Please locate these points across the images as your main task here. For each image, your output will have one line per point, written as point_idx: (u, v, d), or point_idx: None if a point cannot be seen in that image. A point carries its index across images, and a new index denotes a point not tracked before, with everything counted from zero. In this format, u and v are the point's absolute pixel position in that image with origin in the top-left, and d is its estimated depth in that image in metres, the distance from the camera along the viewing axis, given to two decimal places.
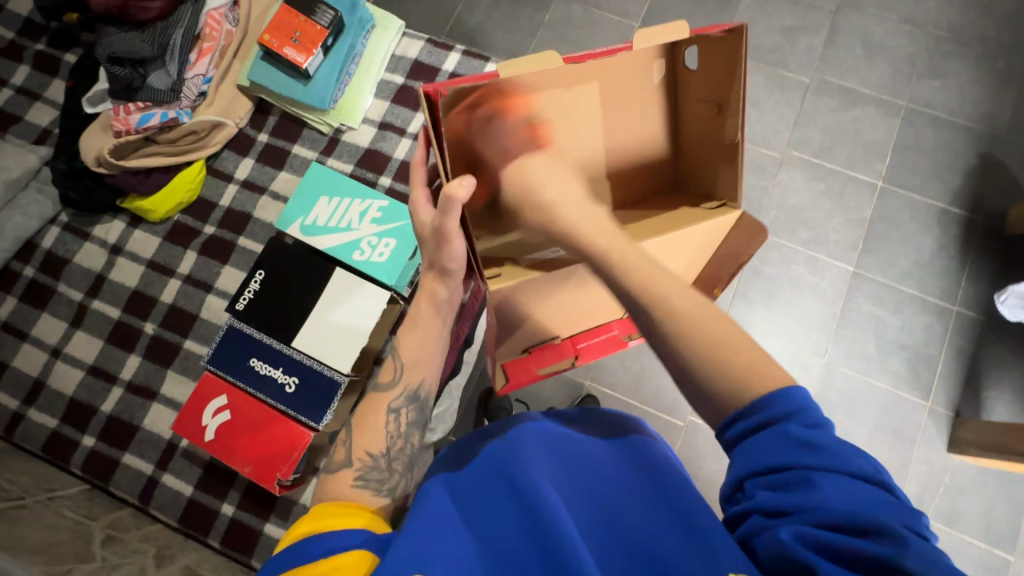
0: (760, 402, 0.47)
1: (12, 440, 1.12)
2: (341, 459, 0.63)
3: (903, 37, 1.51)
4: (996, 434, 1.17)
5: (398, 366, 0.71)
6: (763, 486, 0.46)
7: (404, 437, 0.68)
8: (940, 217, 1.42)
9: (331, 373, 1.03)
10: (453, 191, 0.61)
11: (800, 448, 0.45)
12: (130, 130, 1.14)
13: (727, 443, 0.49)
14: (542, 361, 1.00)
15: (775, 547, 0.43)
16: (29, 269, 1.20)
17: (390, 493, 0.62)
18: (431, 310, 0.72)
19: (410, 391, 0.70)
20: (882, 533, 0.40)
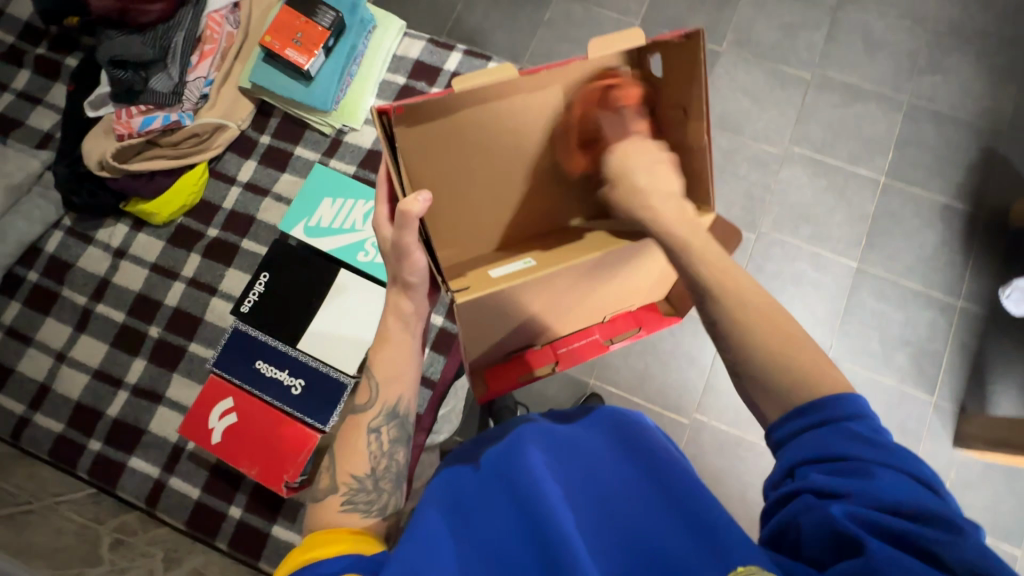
0: (819, 401, 0.48)
1: (18, 444, 1.12)
2: (327, 486, 0.63)
3: (903, 32, 1.51)
4: (1002, 428, 1.17)
5: (374, 384, 0.70)
6: (818, 470, 0.45)
7: (388, 455, 0.68)
8: (943, 211, 1.42)
9: (338, 374, 1.03)
10: (408, 207, 0.60)
11: (861, 442, 0.45)
12: (132, 134, 1.14)
13: (777, 443, 0.50)
14: (524, 367, 0.98)
15: (823, 526, 0.42)
16: (32, 273, 1.20)
17: (380, 513, 0.63)
18: (398, 326, 0.71)
19: (389, 409, 0.69)
20: (935, 520, 0.40)
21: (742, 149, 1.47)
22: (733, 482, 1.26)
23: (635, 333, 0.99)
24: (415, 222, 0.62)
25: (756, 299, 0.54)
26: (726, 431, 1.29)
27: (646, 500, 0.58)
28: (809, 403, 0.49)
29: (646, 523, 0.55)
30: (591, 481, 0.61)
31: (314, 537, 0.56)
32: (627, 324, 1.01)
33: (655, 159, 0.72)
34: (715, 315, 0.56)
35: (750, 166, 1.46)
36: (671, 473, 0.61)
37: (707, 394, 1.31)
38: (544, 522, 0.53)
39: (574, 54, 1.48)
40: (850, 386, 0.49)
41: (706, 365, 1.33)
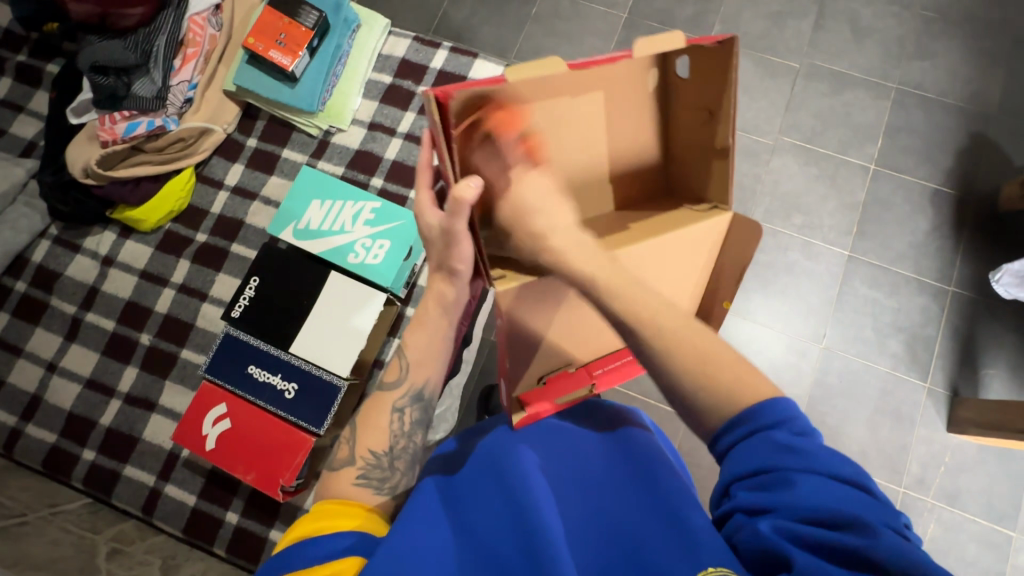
0: (748, 411, 0.46)
1: (11, 456, 1.11)
2: (344, 456, 0.63)
3: (891, 18, 1.51)
4: (996, 411, 1.18)
5: (403, 364, 0.70)
6: (746, 487, 0.45)
7: (407, 436, 0.67)
8: (933, 197, 1.42)
9: (331, 377, 1.02)
10: (460, 194, 0.57)
11: (785, 451, 0.43)
12: (117, 140, 1.12)
13: (717, 454, 0.48)
14: (556, 390, 0.77)
15: (756, 543, 0.42)
16: (20, 284, 1.19)
17: (391, 491, 0.63)
18: (437, 312, 0.69)
19: (415, 391, 0.69)
20: (856, 525, 0.40)
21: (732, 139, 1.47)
22: None
23: None
24: (467, 208, 0.59)
25: None
26: None
27: (631, 491, 0.58)
28: (739, 413, 0.47)
29: (633, 517, 0.55)
30: (584, 475, 0.62)
31: (313, 511, 0.56)
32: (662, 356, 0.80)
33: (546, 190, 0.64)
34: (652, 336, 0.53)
35: (740, 157, 1.45)
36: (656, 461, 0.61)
37: None
38: (531, 514, 0.54)
39: (562, 49, 1.48)
40: (779, 389, 0.48)
41: None
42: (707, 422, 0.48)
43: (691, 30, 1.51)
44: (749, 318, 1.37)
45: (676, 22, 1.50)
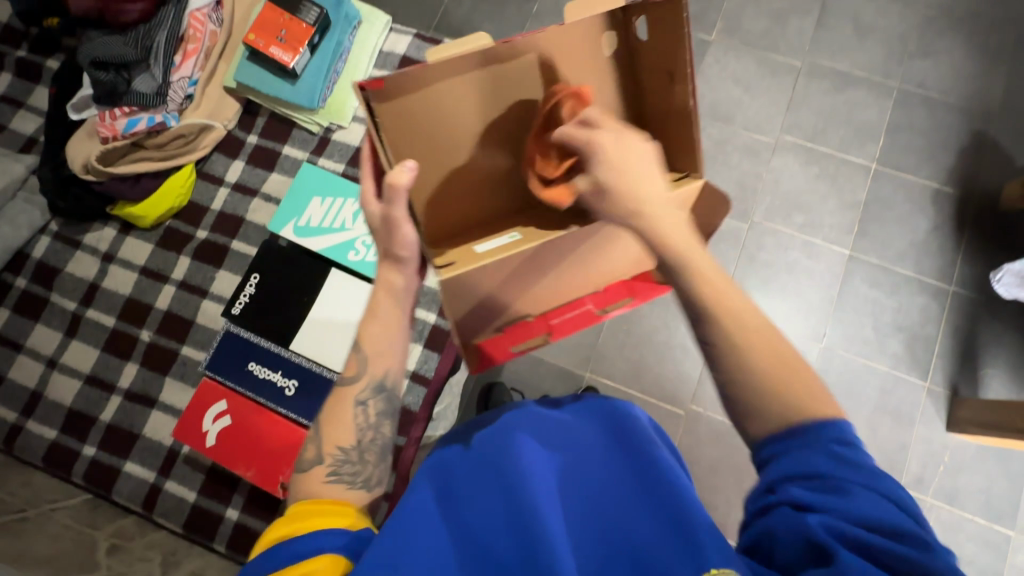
0: (810, 424, 0.47)
1: (12, 452, 1.11)
2: (312, 456, 0.60)
3: (893, 17, 1.51)
4: (996, 410, 1.18)
5: (360, 358, 0.63)
6: (800, 487, 0.46)
7: (374, 427, 0.64)
8: (934, 196, 1.42)
9: (323, 371, 1.03)
10: (395, 178, 0.57)
11: (840, 462, 0.45)
12: (117, 136, 1.12)
13: (761, 457, 0.49)
14: (514, 337, 0.91)
15: (799, 535, 0.44)
16: (20, 280, 1.19)
17: (365, 484, 0.61)
18: (388, 301, 0.63)
19: (376, 381, 0.64)
20: (909, 537, 0.43)
21: (734, 138, 1.46)
22: (728, 470, 1.29)
23: (628, 303, 0.92)
24: (404, 194, 0.59)
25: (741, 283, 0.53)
26: (721, 421, 1.32)
27: (631, 493, 0.58)
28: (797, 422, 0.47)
29: (634, 520, 0.55)
30: (584, 471, 0.61)
31: (289, 513, 0.56)
32: (619, 293, 0.94)
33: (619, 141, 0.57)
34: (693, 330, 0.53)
35: (741, 156, 1.45)
36: (656, 459, 0.60)
37: (701, 384, 1.34)
38: (529, 518, 0.54)
39: None
40: (842, 410, 0.48)
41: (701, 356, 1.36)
42: (753, 429, 0.49)
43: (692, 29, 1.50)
44: None
45: None
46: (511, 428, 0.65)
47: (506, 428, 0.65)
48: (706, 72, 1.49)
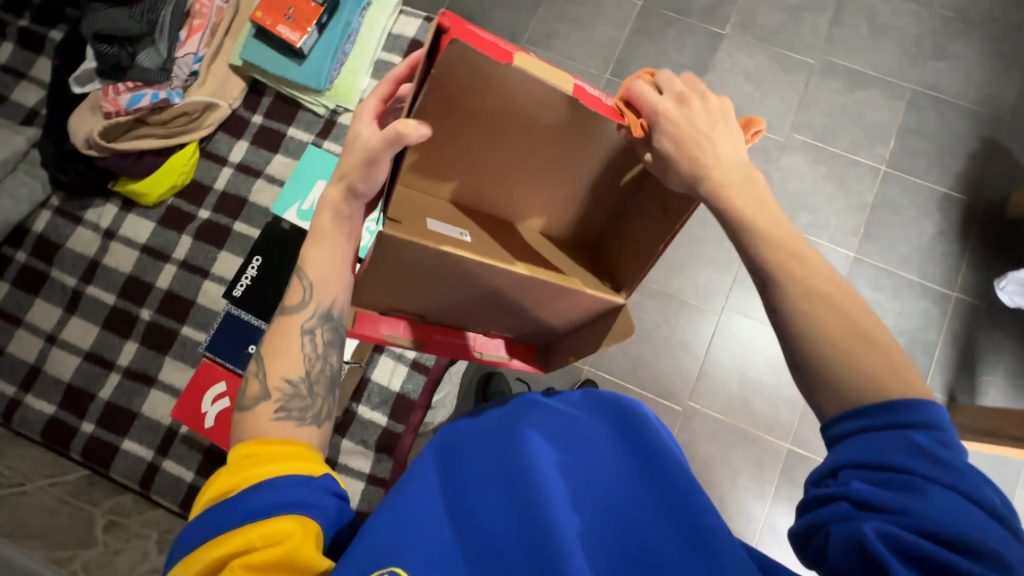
0: (898, 402, 0.44)
1: (10, 426, 1.11)
2: (255, 392, 0.55)
3: (909, 17, 1.49)
4: (992, 417, 1.19)
5: (305, 284, 0.61)
6: (861, 477, 0.43)
7: (322, 358, 0.60)
8: (941, 201, 1.41)
9: (257, 322, 1.04)
10: (405, 130, 0.53)
11: (918, 455, 0.41)
12: (120, 113, 1.10)
13: (830, 438, 0.47)
14: (389, 326, 0.93)
15: (850, 539, 0.40)
16: (20, 253, 1.18)
17: (315, 419, 0.56)
18: (333, 224, 0.61)
19: (323, 310, 0.61)
20: (980, 552, 0.37)
21: None
22: (722, 467, 1.30)
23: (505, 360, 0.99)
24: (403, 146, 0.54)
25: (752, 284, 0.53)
26: (717, 417, 1.33)
27: (637, 487, 0.56)
28: (883, 403, 0.44)
29: (643, 517, 0.52)
30: (589, 464, 0.59)
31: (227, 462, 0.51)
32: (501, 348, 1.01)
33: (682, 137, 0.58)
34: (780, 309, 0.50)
35: (750, 153, 1.43)
36: (662, 457, 0.58)
37: (699, 380, 1.34)
38: (539, 517, 0.51)
39: (573, 35, 1.46)
40: (932, 396, 0.45)
41: (700, 352, 1.36)
42: (826, 409, 0.48)
43: (704, 21, 1.48)
44: (750, 316, 1.37)
45: (690, 13, 1.49)
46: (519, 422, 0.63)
47: (515, 422, 0.63)
48: (717, 66, 1.47)
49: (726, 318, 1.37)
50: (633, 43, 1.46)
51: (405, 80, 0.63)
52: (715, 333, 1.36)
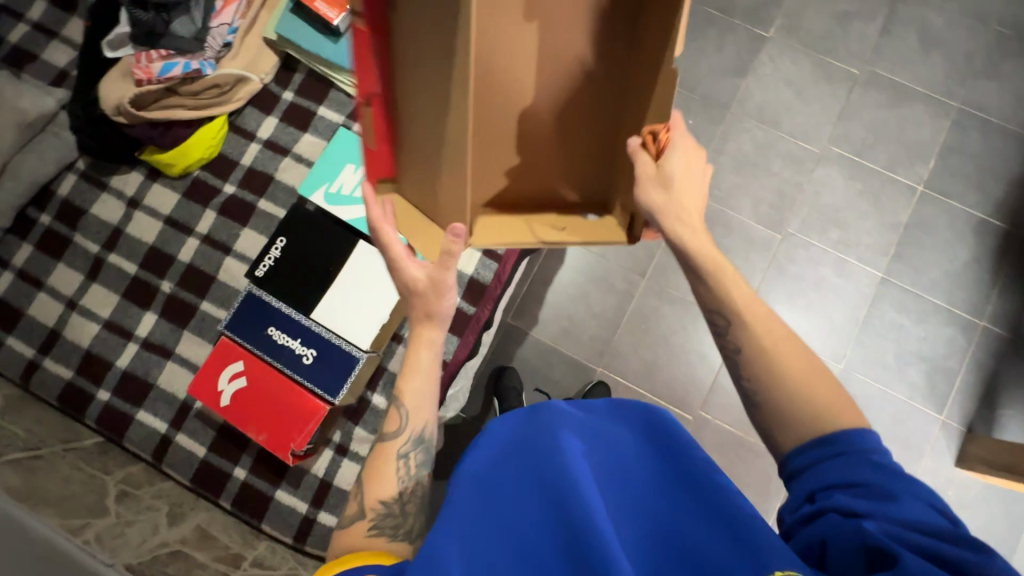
0: (835, 435, 0.54)
1: (27, 388, 1.12)
2: (353, 512, 0.62)
3: (963, 31, 1.42)
4: (1009, 453, 1.17)
5: (402, 412, 0.68)
6: (841, 493, 0.50)
7: (415, 479, 0.66)
8: (977, 227, 1.37)
9: (277, 304, 1.04)
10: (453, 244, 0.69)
11: (875, 469, 0.51)
12: (151, 81, 1.07)
13: (793, 469, 0.56)
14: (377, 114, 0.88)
15: (855, 540, 0.45)
16: (44, 217, 1.17)
17: (406, 536, 0.62)
18: (429, 355, 0.71)
19: (416, 435, 0.68)
20: (966, 542, 0.44)
21: (778, 143, 1.40)
22: None
23: None
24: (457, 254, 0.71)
25: (743, 306, 0.64)
26: (728, 430, 1.31)
27: (665, 491, 0.56)
28: (818, 436, 0.55)
29: (679, 517, 0.52)
30: (616, 467, 0.58)
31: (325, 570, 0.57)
32: None
33: (688, 164, 0.72)
34: (741, 347, 0.62)
35: (784, 163, 1.39)
36: (687, 454, 0.58)
37: (713, 391, 1.33)
38: (574, 508, 0.50)
39: None
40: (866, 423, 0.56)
41: (716, 363, 1.34)
42: (782, 441, 0.58)
43: (749, 22, 1.43)
44: None
45: (734, 13, 1.43)
46: (547, 424, 0.61)
47: (539, 424, 0.62)
48: (758, 70, 1.42)
49: None
50: None
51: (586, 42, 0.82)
52: None
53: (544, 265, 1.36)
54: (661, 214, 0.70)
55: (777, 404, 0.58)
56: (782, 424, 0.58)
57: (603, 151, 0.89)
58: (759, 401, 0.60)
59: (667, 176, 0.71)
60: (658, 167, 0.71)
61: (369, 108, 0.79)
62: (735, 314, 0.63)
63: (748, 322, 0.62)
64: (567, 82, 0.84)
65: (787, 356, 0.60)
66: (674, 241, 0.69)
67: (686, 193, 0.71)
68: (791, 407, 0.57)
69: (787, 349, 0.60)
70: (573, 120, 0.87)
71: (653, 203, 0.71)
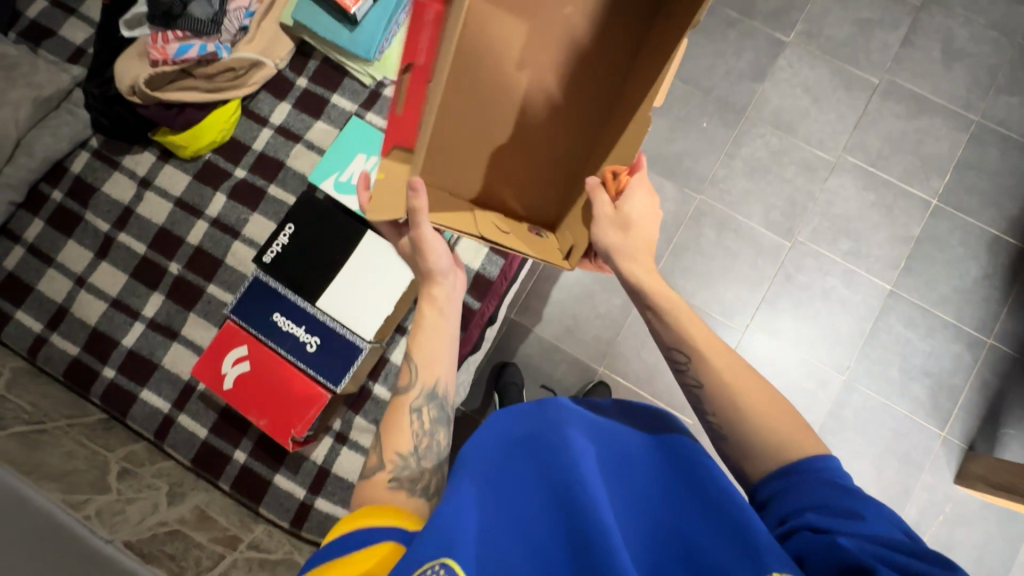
0: (801, 461, 0.55)
1: (34, 362, 1.13)
2: (374, 464, 0.64)
3: (988, 44, 1.40)
4: (1009, 473, 1.16)
5: (414, 367, 0.70)
6: (813, 512, 0.50)
7: (429, 434, 0.68)
8: (991, 243, 1.35)
9: (284, 291, 1.04)
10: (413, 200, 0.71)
11: (842, 491, 0.50)
12: (168, 62, 1.08)
13: (767, 494, 0.55)
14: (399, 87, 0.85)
15: (827, 553, 0.44)
16: (56, 193, 1.18)
17: (423, 491, 0.62)
18: (434, 313, 0.75)
19: (428, 389, 0.69)
20: (931, 557, 0.43)
21: (792, 150, 1.39)
22: None
23: None
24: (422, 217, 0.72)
25: (700, 338, 0.65)
26: None
27: (671, 491, 0.55)
28: (783, 466, 0.55)
29: (686, 523, 0.51)
30: (625, 470, 0.58)
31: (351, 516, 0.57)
32: None
33: (647, 204, 0.74)
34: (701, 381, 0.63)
35: (798, 170, 1.38)
36: (693, 458, 0.57)
37: None
38: (581, 508, 0.50)
39: None
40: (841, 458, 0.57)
41: None
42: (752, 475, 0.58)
43: (769, 26, 1.41)
44: (777, 339, 1.34)
45: (755, 16, 1.41)
46: (553, 421, 0.61)
47: (547, 418, 0.62)
48: (776, 75, 1.40)
49: (750, 337, 1.34)
50: (690, 43, 1.41)
51: (586, 77, 0.84)
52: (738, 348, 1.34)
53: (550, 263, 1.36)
54: (617, 254, 0.73)
55: (750, 433, 0.58)
56: (750, 459, 0.58)
57: (577, 174, 0.87)
58: (728, 434, 0.60)
59: (627, 216, 0.73)
60: (618, 207, 0.73)
61: (408, 75, 0.84)
62: (694, 348, 0.64)
63: (708, 357, 0.63)
64: (561, 103, 0.85)
65: (750, 391, 0.61)
66: (630, 278, 0.72)
67: (641, 237, 0.74)
68: (757, 443, 0.58)
69: (748, 387, 0.61)
70: (550, 145, 0.86)
71: (609, 241, 0.73)
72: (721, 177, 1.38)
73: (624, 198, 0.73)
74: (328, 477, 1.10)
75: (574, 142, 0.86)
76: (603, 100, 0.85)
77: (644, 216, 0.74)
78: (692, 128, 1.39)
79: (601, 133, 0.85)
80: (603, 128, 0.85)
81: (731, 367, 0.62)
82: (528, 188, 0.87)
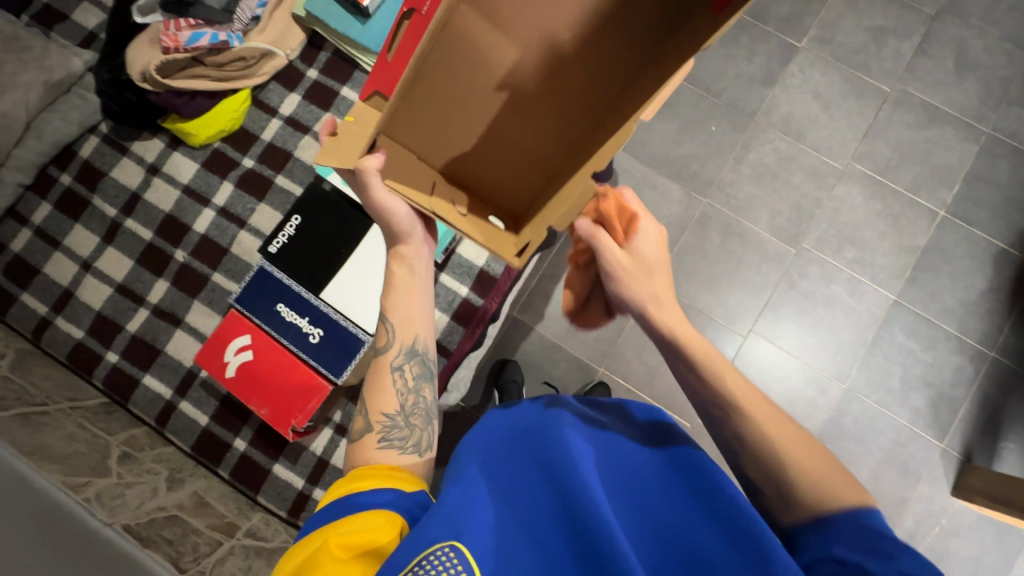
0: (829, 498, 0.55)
1: (38, 344, 1.14)
2: (361, 427, 0.65)
3: (1001, 56, 1.39)
4: (1008, 486, 1.15)
5: (389, 327, 0.71)
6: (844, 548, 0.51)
7: (414, 392, 0.69)
8: (997, 256, 1.35)
9: (289, 282, 1.04)
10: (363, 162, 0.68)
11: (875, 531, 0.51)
12: (178, 49, 1.06)
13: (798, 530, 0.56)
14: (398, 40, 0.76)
15: None
16: (65, 176, 1.18)
17: (414, 448, 0.63)
18: (404, 271, 0.74)
19: (408, 347, 0.70)
20: None
21: (800, 155, 1.38)
22: None
23: None
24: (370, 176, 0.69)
25: (711, 358, 0.67)
26: None
27: (673, 492, 0.56)
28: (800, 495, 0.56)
29: (687, 525, 0.52)
30: (625, 471, 0.58)
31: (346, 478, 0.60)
32: None
33: (656, 241, 0.73)
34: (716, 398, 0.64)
35: (804, 176, 1.38)
36: (689, 456, 0.58)
37: None
38: (581, 501, 0.50)
39: None
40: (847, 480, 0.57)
41: None
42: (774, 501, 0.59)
43: (781, 31, 1.40)
44: (778, 345, 1.34)
45: (768, 20, 1.41)
46: (553, 418, 0.61)
47: (547, 416, 0.62)
48: (786, 81, 1.40)
49: (751, 342, 1.34)
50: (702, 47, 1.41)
51: (592, 68, 0.75)
52: (738, 354, 1.34)
53: (554, 263, 1.35)
54: (646, 306, 0.70)
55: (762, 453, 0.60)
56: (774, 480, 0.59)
57: (556, 165, 0.82)
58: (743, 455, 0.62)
59: (647, 262, 0.72)
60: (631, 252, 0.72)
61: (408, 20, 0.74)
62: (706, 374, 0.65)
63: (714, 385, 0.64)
64: (554, 91, 0.77)
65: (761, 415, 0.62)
66: (662, 330, 0.70)
67: (665, 282, 0.72)
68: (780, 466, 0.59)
69: (764, 414, 0.62)
70: (534, 132, 0.80)
71: (642, 296, 0.71)
72: (728, 181, 1.38)
73: (636, 241, 0.73)
74: (327, 467, 1.11)
75: (559, 133, 0.80)
76: (597, 98, 0.77)
77: (659, 258, 0.72)
78: (700, 131, 1.38)
79: (590, 130, 0.77)
80: (592, 126, 0.78)
81: (744, 392, 0.63)
82: (505, 169, 0.83)
